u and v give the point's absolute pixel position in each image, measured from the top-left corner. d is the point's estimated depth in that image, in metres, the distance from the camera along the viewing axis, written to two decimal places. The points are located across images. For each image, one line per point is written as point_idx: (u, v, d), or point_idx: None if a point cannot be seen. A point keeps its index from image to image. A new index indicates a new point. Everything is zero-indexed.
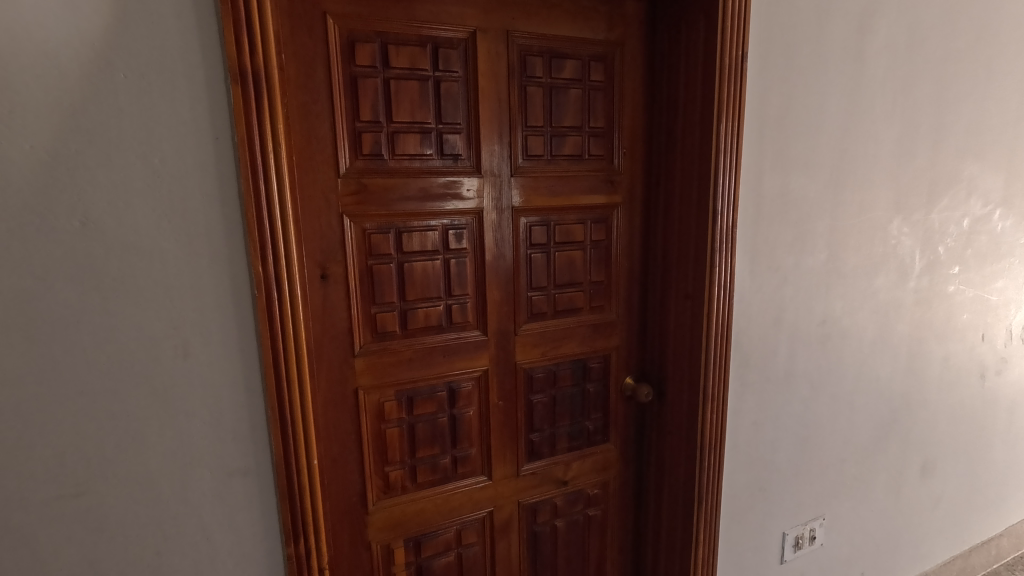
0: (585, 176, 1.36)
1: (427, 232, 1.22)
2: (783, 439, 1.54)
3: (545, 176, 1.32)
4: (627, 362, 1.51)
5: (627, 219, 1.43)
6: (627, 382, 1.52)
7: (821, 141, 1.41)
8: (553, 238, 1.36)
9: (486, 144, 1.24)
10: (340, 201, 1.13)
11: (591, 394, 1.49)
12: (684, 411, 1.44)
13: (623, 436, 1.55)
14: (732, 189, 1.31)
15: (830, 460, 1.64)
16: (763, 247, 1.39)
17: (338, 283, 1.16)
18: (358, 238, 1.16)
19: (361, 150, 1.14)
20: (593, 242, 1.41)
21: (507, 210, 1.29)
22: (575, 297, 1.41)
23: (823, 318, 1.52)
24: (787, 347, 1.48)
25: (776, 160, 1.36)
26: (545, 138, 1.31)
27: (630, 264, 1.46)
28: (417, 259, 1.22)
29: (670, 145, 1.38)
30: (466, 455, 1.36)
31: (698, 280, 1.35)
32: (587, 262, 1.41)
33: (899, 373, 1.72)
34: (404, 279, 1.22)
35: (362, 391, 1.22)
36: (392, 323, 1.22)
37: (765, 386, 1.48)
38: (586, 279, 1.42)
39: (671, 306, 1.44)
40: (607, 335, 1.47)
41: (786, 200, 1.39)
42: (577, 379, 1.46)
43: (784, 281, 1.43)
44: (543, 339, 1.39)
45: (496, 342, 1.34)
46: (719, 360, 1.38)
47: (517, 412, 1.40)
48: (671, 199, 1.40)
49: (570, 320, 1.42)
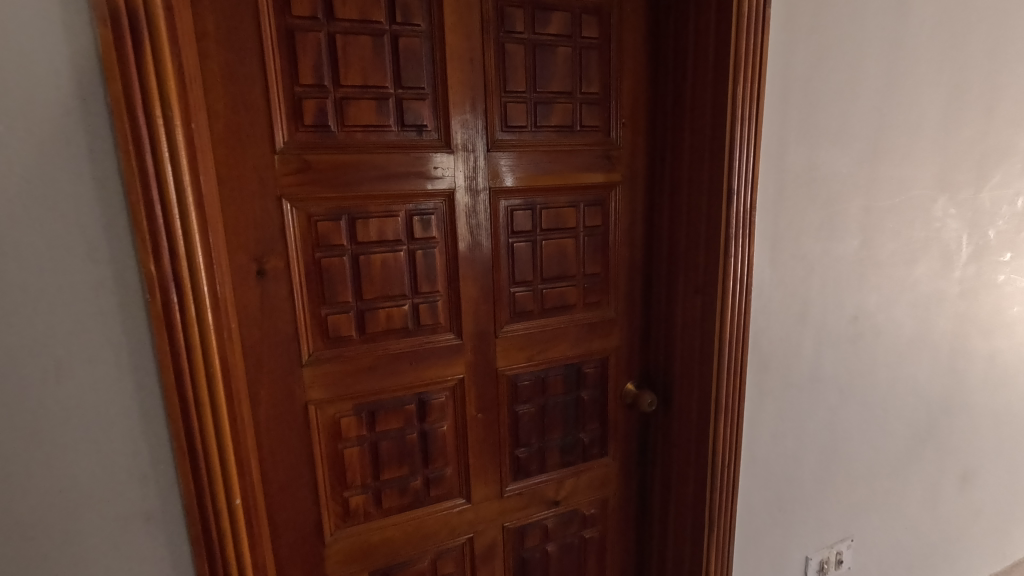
0: (577, 151, 1.17)
1: (387, 219, 1.03)
2: (808, 454, 1.34)
3: (528, 151, 1.12)
4: (627, 365, 1.33)
5: (627, 202, 1.24)
6: (628, 388, 1.33)
7: (858, 106, 1.18)
8: (539, 224, 1.17)
9: (456, 114, 1.05)
10: (277, 182, 0.95)
11: (585, 403, 1.30)
12: (693, 424, 1.24)
13: (623, 449, 1.37)
14: (751, 165, 1.10)
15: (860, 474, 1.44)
16: (786, 232, 1.17)
17: (278, 280, 0.98)
18: (302, 227, 0.98)
19: (302, 121, 0.95)
20: (586, 228, 1.21)
21: (484, 192, 1.10)
22: (567, 292, 1.22)
23: (855, 314, 1.30)
24: (813, 348, 1.26)
25: (802, 129, 1.14)
26: (528, 106, 1.11)
27: (631, 253, 1.27)
28: (376, 251, 1.03)
29: (675, 115, 1.18)
30: (440, 475, 1.18)
31: (709, 273, 1.15)
32: (581, 252, 1.21)
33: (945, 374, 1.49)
34: (361, 275, 1.03)
35: (313, 405, 1.05)
36: (348, 326, 1.04)
37: (788, 394, 1.26)
38: (579, 272, 1.22)
39: (679, 302, 1.23)
40: (604, 335, 1.28)
41: (814, 175, 1.17)
42: (570, 386, 1.28)
43: (812, 271, 1.21)
44: (529, 341, 1.21)
45: (473, 346, 1.15)
46: (734, 367, 1.18)
47: (500, 425, 1.22)
48: (677, 178, 1.19)
49: (561, 318, 1.23)
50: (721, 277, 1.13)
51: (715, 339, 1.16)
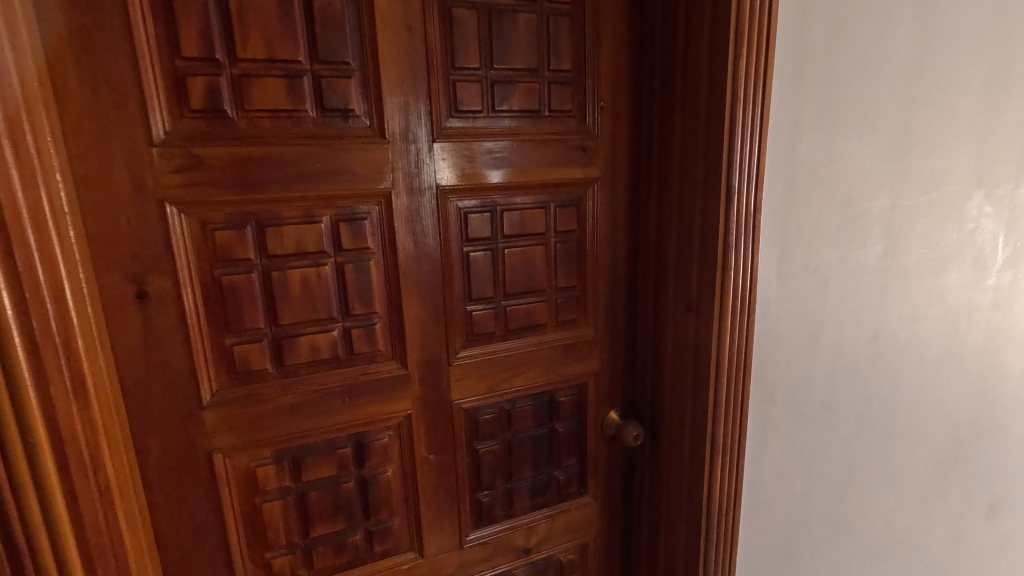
0: (546, 141, 0.97)
1: (306, 226, 0.84)
2: (818, 494, 1.15)
3: (485, 141, 0.93)
4: (608, 391, 1.14)
5: (606, 201, 1.04)
6: (610, 418, 1.15)
7: (885, 84, 0.98)
8: (500, 230, 0.97)
9: (391, 96, 0.85)
10: (157, 183, 0.75)
11: (559, 436, 1.12)
12: (685, 464, 1.05)
13: (605, 486, 1.19)
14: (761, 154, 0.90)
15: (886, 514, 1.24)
16: (797, 239, 0.96)
17: (166, 305, 0.79)
18: (195, 238, 0.79)
19: (187, 105, 0.75)
20: (558, 233, 1.02)
21: (429, 191, 0.91)
22: (534, 309, 1.03)
23: (875, 332, 1.10)
24: (826, 373, 1.07)
25: (818, 112, 0.94)
26: (484, 87, 0.91)
27: (613, 262, 1.07)
28: (293, 265, 0.84)
29: (662, 97, 0.98)
30: (385, 527, 1.00)
31: (705, 289, 0.94)
32: (551, 262, 1.02)
33: (989, 398, 1.28)
34: (275, 296, 0.84)
35: (219, 454, 0.86)
36: (261, 358, 0.85)
37: (796, 427, 1.08)
38: (550, 285, 1.03)
39: (668, 321, 1.04)
40: (581, 357, 1.10)
41: (832, 168, 0.96)
42: (541, 417, 1.09)
43: (827, 283, 1.01)
44: (490, 368, 1.02)
45: (421, 377, 0.97)
46: (734, 400, 0.98)
47: (457, 467, 1.03)
48: (665, 173, 1.00)
49: (528, 340, 1.04)
50: (722, 294, 0.93)
51: (711, 367, 0.96)
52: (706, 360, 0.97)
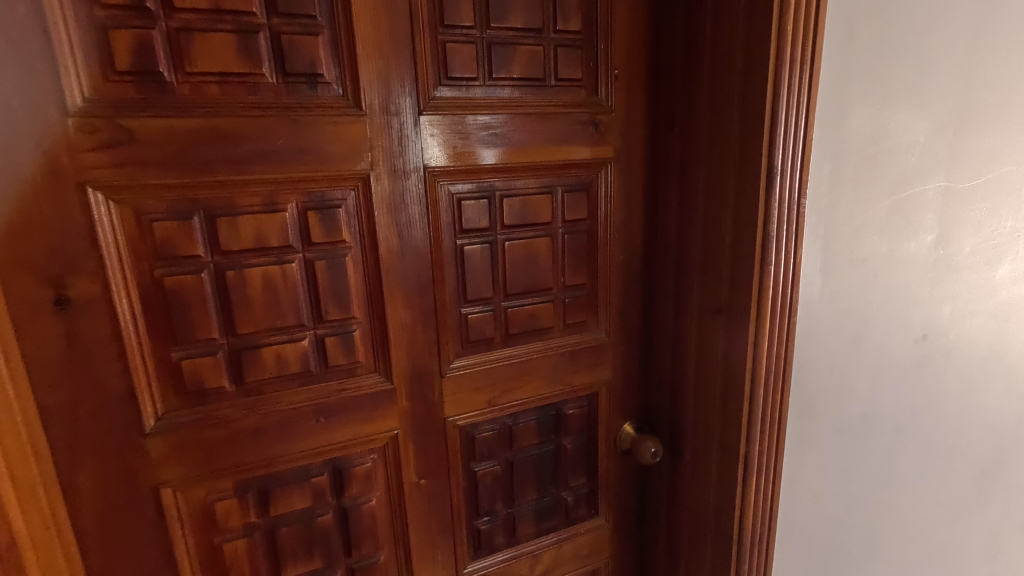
0: (551, 116, 0.83)
1: (268, 217, 0.70)
2: (857, 514, 1.03)
3: (481, 115, 0.79)
4: (622, 402, 1.02)
5: (620, 186, 0.90)
6: (624, 431, 1.02)
7: (947, 47, 0.83)
8: (499, 220, 0.84)
9: (368, 59, 0.71)
10: (77, 163, 0.61)
11: (567, 454, 0.99)
12: (711, 485, 0.93)
13: (617, 507, 1.06)
14: (806, 129, 0.75)
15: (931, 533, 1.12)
16: (843, 228, 0.83)
17: (94, 313, 0.65)
18: (129, 231, 0.65)
19: (112, 66, 0.61)
20: (565, 223, 0.88)
21: (416, 174, 0.77)
22: (539, 310, 0.89)
23: (922, 333, 0.98)
24: (869, 380, 0.95)
25: (872, 79, 0.79)
26: (479, 51, 0.77)
27: (628, 256, 0.94)
28: (253, 263, 0.70)
29: (685, 63, 0.84)
30: (369, 564, 0.87)
31: (739, 287, 0.81)
32: (558, 257, 0.89)
33: None
34: (231, 300, 0.70)
35: (167, 488, 0.72)
36: (216, 374, 0.71)
37: (835, 441, 0.95)
38: (557, 283, 0.90)
39: (692, 323, 0.91)
40: (592, 364, 0.97)
41: (882, 145, 0.82)
42: (546, 433, 0.96)
43: (873, 278, 0.89)
44: (488, 379, 0.88)
45: (409, 391, 0.83)
46: (772, 414, 0.85)
47: (452, 492, 0.90)
48: (688, 153, 0.86)
49: (532, 346, 0.91)
50: (761, 293, 0.79)
51: (747, 377, 0.83)
52: (742, 370, 0.83)
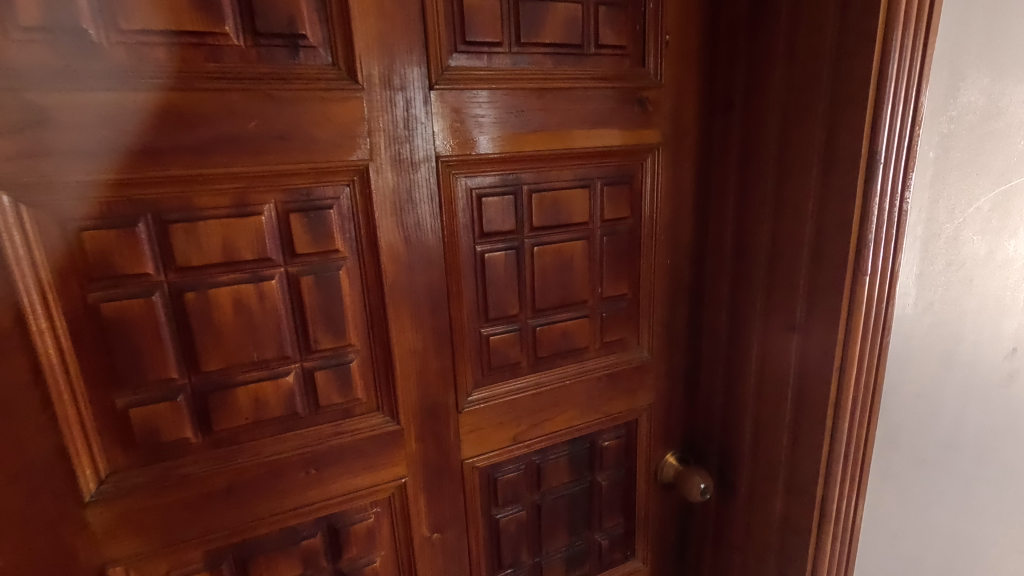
0: (590, 92, 0.68)
1: (239, 221, 0.54)
2: (932, 552, 0.90)
3: (506, 91, 0.64)
4: (664, 428, 0.87)
5: (668, 177, 0.76)
6: (666, 461, 0.89)
7: None
8: (527, 221, 0.68)
9: (365, 17, 0.55)
10: None
11: (602, 491, 0.85)
12: (774, 529, 0.79)
13: (657, 547, 0.92)
14: (917, 103, 0.60)
15: (1011, 570, 0.98)
16: (942, 226, 0.69)
17: (7, 354, 0.49)
18: (51, 243, 0.49)
19: (14, 20, 0.44)
20: (604, 223, 0.74)
21: (427, 165, 0.61)
22: (572, 327, 0.75)
23: (1013, 346, 0.82)
24: (955, 402, 0.81)
25: (989, 41, 0.64)
26: (504, 8, 0.61)
27: (675, 260, 0.80)
28: (221, 282, 0.55)
29: (754, 26, 0.69)
30: None
31: (824, 301, 0.66)
32: (595, 264, 0.74)
33: None
34: (194, 329, 0.55)
35: (116, 568, 0.57)
36: (176, 424, 0.56)
37: (915, 474, 0.82)
38: (593, 295, 0.75)
39: (754, 339, 0.77)
40: (632, 387, 0.82)
41: (993, 127, 0.68)
42: (579, 469, 0.82)
43: (969, 284, 0.75)
44: (514, 411, 0.74)
45: (420, 431, 0.68)
46: (855, 450, 0.71)
47: (471, 545, 0.76)
48: (755, 137, 0.72)
49: (563, 370, 0.76)
50: (856, 307, 0.65)
51: (830, 408, 0.69)
52: (825, 400, 0.69)
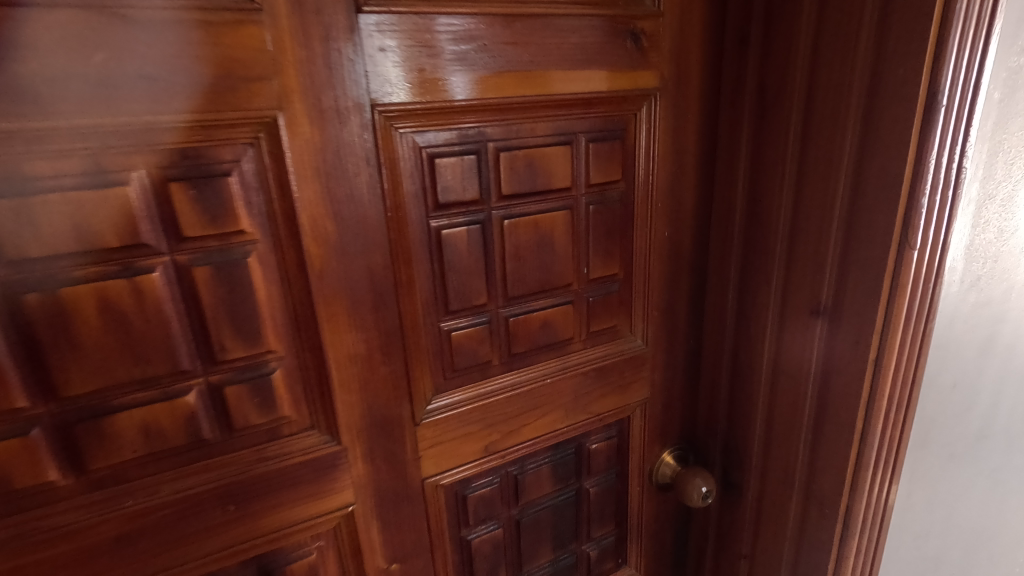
0: (570, 20, 0.53)
1: (97, 195, 0.40)
2: (954, 550, 0.81)
3: (461, 19, 0.49)
4: (660, 425, 0.76)
5: (667, 131, 0.62)
6: (664, 461, 0.78)
7: None
8: (494, 189, 0.55)
9: None
10: None
11: (590, 499, 0.74)
12: (786, 539, 0.69)
13: (653, 554, 0.82)
14: (990, 26, 0.47)
15: None
16: (1001, 186, 0.57)
17: None
18: None
19: None
20: (590, 189, 0.60)
21: (364, 119, 0.47)
22: (554, 317, 0.62)
23: None
24: (992, 389, 0.71)
25: None
26: None
27: (675, 231, 0.67)
28: (78, 279, 0.41)
29: None
30: None
31: (860, 282, 0.54)
32: (579, 240, 0.61)
33: None
34: (45, 344, 0.41)
35: None
36: (33, 466, 0.43)
37: (945, 470, 0.72)
38: (578, 276, 0.63)
39: (767, 323, 0.65)
40: (623, 381, 0.71)
41: None
42: (564, 477, 0.71)
43: (1019, 255, 0.63)
44: (485, 419, 0.61)
45: (369, 450, 0.56)
46: (888, 455, 0.60)
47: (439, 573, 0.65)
48: (776, 80, 0.58)
49: (544, 366, 0.64)
50: (902, 288, 0.52)
51: (862, 409, 0.57)
52: (857, 400, 0.57)
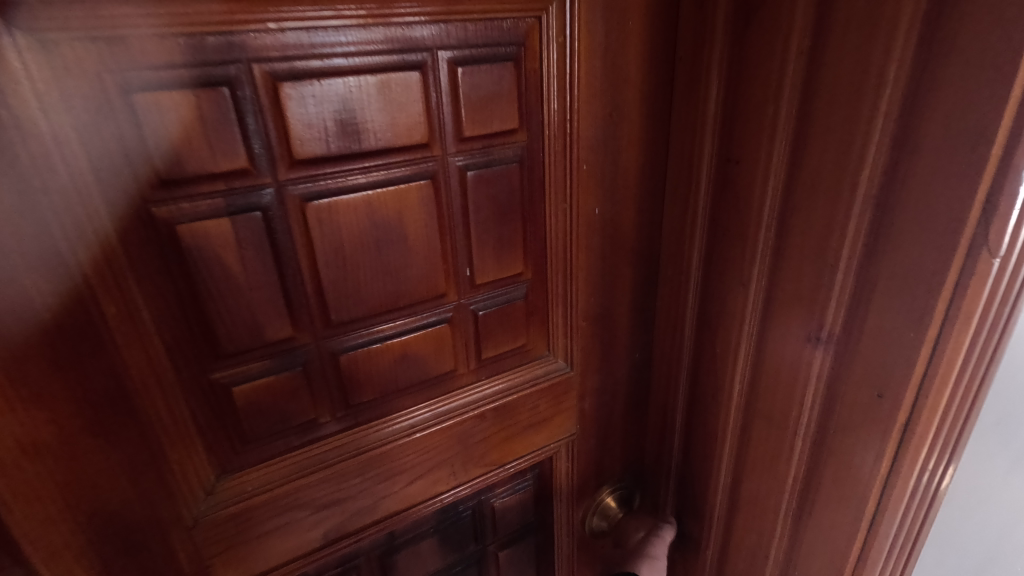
0: None
1: None
2: None
3: None
4: (598, 463, 0.57)
5: (592, 47, 0.38)
6: (603, 497, 0.58)
7: None
8: (280, 153, 0.31)
9: None
10: None
11: (498, 564, 0.55)
12: None
13: None
14: None
15: None
16: None
17: None
18: None
19: None
20: (464, 146, 0.37)
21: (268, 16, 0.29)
22: (419, 345, 0.41)
23: None
24: None
25: None
26: None
27: (610, 206, 0.44)
28: None
29: None
30: None
31: (896, 304, 0.33)
32: (452, 226, 0.39)
33: None
34: None
35: None
36: None
37: None
38: (456, 281, 0.41)
39: (738, 345, 0.44)
40: (541, 418, 0.50)
41: None
42: (458, 546, 0.52)
43: None
44: (313, 498, 0.41)
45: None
46: (907, 549, 0.40)
47: None
48: None
49: (405, 415, 0.43)
50: (967, 319, 0.31)
51: (877, 490, 0.37)
52: (872, 476, 0.37)
